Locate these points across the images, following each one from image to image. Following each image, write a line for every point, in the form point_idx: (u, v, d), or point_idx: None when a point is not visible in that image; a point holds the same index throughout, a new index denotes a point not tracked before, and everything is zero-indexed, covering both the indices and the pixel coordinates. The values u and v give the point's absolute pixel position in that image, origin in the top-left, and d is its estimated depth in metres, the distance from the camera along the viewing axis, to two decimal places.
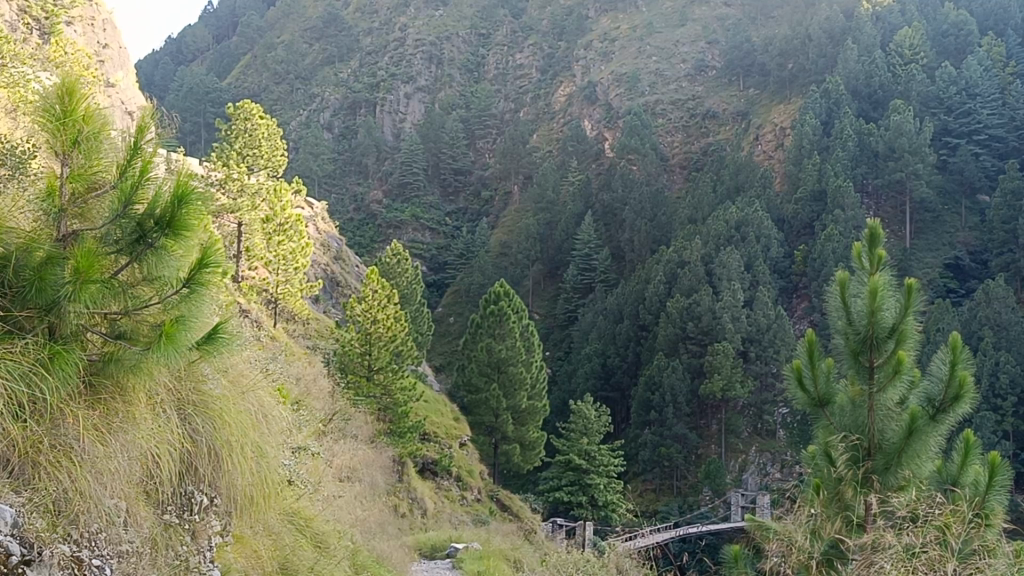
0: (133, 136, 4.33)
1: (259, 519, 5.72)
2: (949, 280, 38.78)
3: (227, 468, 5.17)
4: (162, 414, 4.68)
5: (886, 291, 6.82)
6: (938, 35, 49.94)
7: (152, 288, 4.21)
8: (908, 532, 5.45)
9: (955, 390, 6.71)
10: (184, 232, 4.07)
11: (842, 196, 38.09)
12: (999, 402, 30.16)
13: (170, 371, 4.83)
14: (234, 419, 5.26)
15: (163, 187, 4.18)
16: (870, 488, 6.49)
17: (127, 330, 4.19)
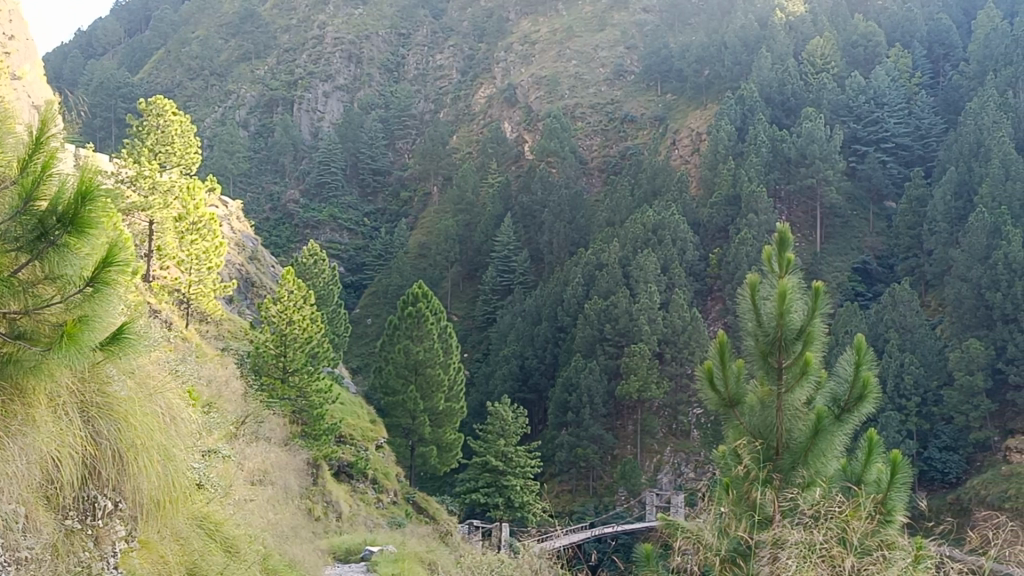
0: (39, 132, 4.44)
1: (167, 524, 5.71)
2: (857, 283, 39.82)
3: (132, 472, 5.27)
4: (64, 416, 4.87)
5: (793, 294, 6.99)
6: (848, 46, 51.26)
7: (55, 287, 4.37)
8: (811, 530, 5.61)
9: (859, 391, 6.92)
10: (85, 230, 4.20)
11: (756, 201, 38.91)
12: (904, 403, 31.13)
13: (74, 373, 4.99)
14: (139, 420, 5.34)
15: (64, 184, 4.32)
16: (775, 486, 6.62)
17: (28, 331, 4.33)
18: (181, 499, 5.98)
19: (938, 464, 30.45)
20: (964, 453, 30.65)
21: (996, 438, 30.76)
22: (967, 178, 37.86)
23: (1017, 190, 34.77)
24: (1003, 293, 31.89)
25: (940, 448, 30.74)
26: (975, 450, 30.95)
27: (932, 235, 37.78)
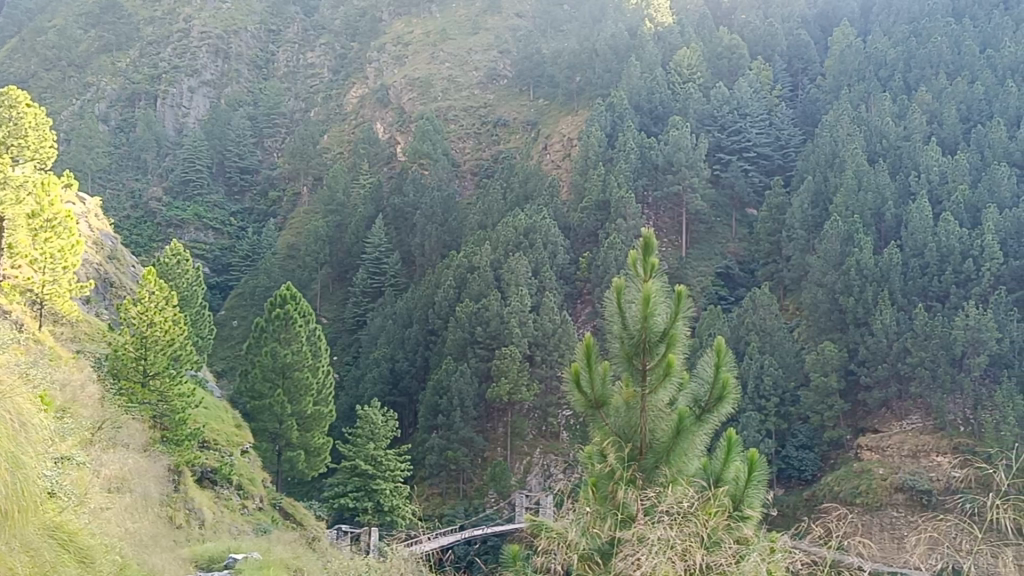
0: None
1: (18, 535, 5.67)
2: (720, 287, 41.02)
3: None
4: None
5: (657, 297, 7.50)
6: (713, 57, 52.76)
7: None
8: (661, 521, 6.07)
9: (717, 391, 7.56)
10: None
11: (624, 206, 39.79)
12: (763, 403, 32.17)
13: None
14: None
15: None
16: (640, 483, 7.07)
17: None
18: (32, 510, 5.84)
19: (794, 462, 31.52)
20: (818, 451, 31.96)
21: (847, 436, 32.25)
22: (823, 188, 39.54)
23: (868, 199, 36.49)
24: (856, 297, 33.44)
25: (795, 447, 31.87)
26: (828, 448, 32.33)
27: (790, 242, 39.30)
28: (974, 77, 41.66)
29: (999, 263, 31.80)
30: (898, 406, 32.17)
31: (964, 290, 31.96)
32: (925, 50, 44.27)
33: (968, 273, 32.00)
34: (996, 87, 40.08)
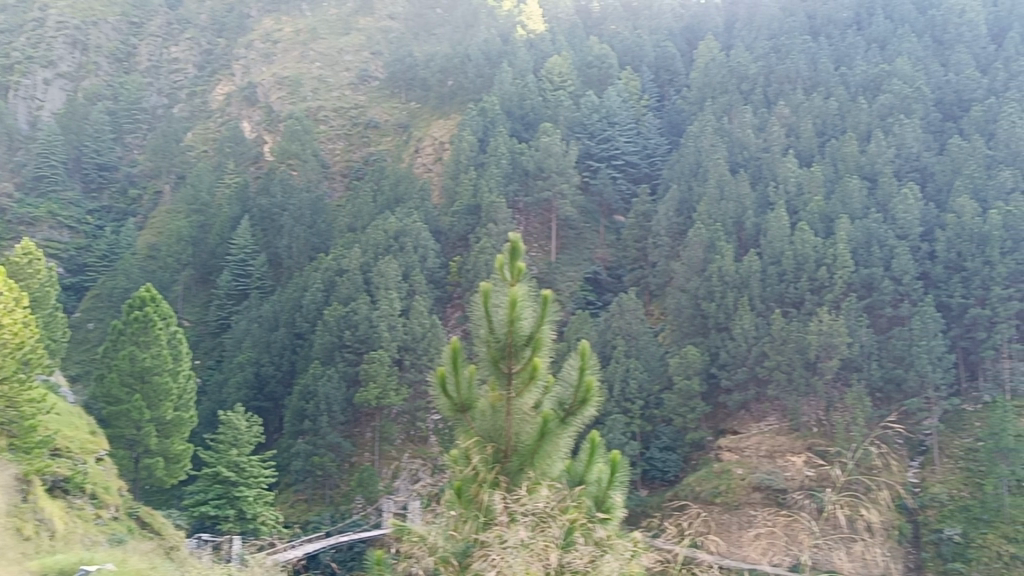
0: None
1: None
2: (588, 292, 41.69)
3: None
4: None
5: (524, 301, 7.64)
6: (583, 66, 53.51)
7: None
8: (514, 523, 6.83)
9: (581, 394, 7.87)
10: None
11: (495, 211, 40.08)
12: (628, 406, 32.68)
13: None
14: None
15: None
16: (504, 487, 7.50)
17: None
18: None
19: (658, 462, 32.18)
20: (681, 453, 32.78)
21: (709, 438, 33.20)
22: (687, 196, 40.65)
23: (729, 209, 37.70)
24: (717, 303, 34.45)
25: (660, 448, 32.56)
26: (691, 449, 33.14)
27: (656, 248, 40.24)
28: (829, 93, 43.57)
29: (850, 271, 33.37)
30: (756, 408, 33.41)
31: (818, 297, 33.41)
32: (784, 67, 46.24)
33: (822, 280, 33.46)
34: (848, 103, 42.06)
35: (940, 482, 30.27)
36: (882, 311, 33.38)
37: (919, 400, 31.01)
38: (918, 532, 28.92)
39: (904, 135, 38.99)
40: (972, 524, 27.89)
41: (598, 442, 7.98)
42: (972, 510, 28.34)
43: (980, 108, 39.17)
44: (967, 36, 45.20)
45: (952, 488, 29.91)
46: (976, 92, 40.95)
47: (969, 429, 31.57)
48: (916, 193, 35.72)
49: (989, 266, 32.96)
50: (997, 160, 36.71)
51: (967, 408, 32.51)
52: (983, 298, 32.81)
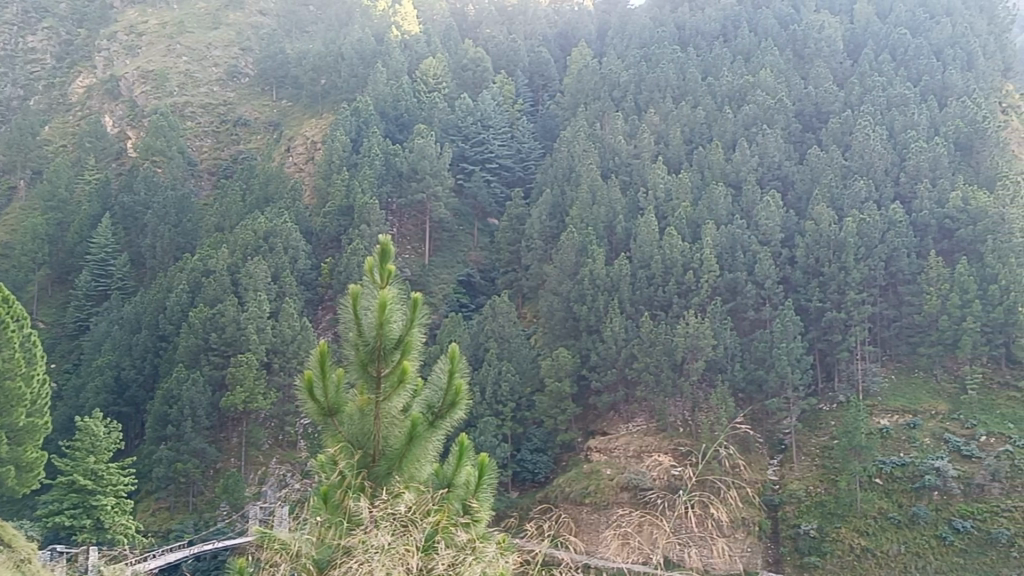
0: None
1: None
2: (461, 295, 41.83)
3: None
4: None
5: (393, 305, 7.89)
6: (458, 69, 53.77)
7: None
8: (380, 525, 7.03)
9: (449, 398, 8.18)
10: None
11: (368, 212, 39.67)
12: (500, 408, 32.76)
13: None
14: None
15: None
16: (372, 492, 7.60)
17: None
18: None
19: (528, 464, 32.70)
20: (551, 454, 33.27)
21: (578, 439, 33.76)
22: (560, 201, 41.17)
23: (601, 213, 38.32)
24: (588, 306, 34.95)
25: (530, 450, 33.03)
26: (561, 450, 33.72)
27: (529, 251, 40.60)
28: (697, 102, 44.83)
29: (715, 276, 34.45)
30: (625, 409, 34.13)
31: (685, 300, 34.36)
32: (654, 75, 47.17)
33: (689, 284, 34.40)
34: (715, 112, 43.39)
35: (796, 480, 31.33)
36: (745, 314, 34.60)
37: (779, 399, 32.27)
38: (777, 528, 30.05)
39: (766, 145, 40.49)
40: (827, 519, 29.52)
41: (466, 444, 8.13)
42: (827, 506, 29.89)
43: (837, 120, 40.99)
44: (825, 51, 47.29)
45: (808, 484, 31.00)
46: (834, 105, 42.93)
47: (824, 429, 33.13)
48: (778, 201, 37.04)
49: (844, 271, 34.34)
50: (852, 170, 38.78)
51: (823, 408, 34.10)
52: (838, 302, 34.30)
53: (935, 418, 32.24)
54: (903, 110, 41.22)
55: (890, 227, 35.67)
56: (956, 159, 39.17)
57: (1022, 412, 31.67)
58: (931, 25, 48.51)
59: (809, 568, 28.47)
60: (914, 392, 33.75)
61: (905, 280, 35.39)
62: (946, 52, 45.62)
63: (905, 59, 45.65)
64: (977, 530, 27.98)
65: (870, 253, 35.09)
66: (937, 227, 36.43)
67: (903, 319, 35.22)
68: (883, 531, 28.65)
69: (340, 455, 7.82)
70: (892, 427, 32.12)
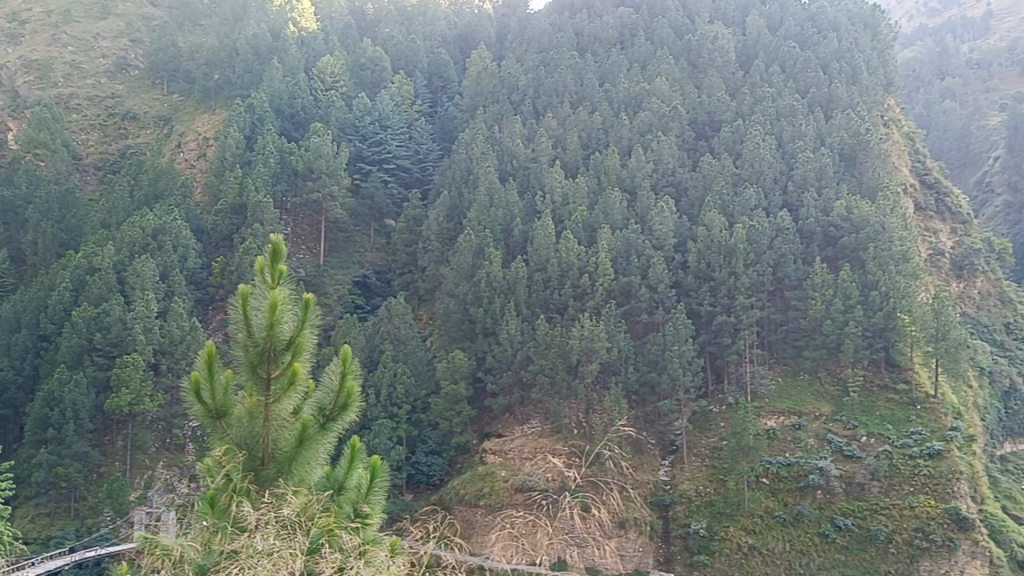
0: None
1: None
2: (357, 296, 41.48)
3: None
4: None
5: (285, 307, 8.26)
6: (356, 68, 53.31)
7: None
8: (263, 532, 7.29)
9: (341, 400, 8.81)
10: None
11: (262, 211, 38.87)
12: (395, 410, 32.57)
13: None
14: None
15: None
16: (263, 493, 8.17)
17: None
18: None
19: (423, 467, 32.50)
20: (446, 456, 33.24)
21: (473, 441, 33.79)
22: (457, 203, 41.12)
23: (498, 216, 38.39)
24: (484, 308, 35.03)
25: (425, 452, 32.90)
26: (456, 452, 33.72)
27: (426, 253, 40.43)
28: (594, 108, 45.37)
29: (610, 279, 34.82)
30: (520, 411, 34.32)
31: (581, 303, 34.69)
32: (552, 80, 47.51)
33: (584, 287, 34.71)
34: (612, 118, 43.96)
35: (687, 480, 31.89)
36: (638, 317, 35.26)
37: (671, 402, 32.88)
38: (668, 528, 30.77)
39: (661, 152, 41.19)
40: (715, 519, 30.21)
41: (362, 450, 9.12)
42: (716, 505, 30.58)
43: (729, 128, 41.99)
44: (718, 61, 48.39)
45: (698, 484, 31.59)
46: (726, 115, 43.99)
47: (714, 430, 33.81)
48: (671, 207, 37.74)
49: (734, 276, 35.09)
50: (742, 178, 39.85)
51: (713, 410, 34.81)
52: (728, 306, 35.09)
53: (818, 419, 33.30)
54: (791, 121, 42.61)
55: (778, 234, 36.80)
56: (840, 169, 40.61)
57: (899, 414, 32.94)
58: (819, 39, 50.10)
59: (698, 567, 29.32)
60: (799, 394, 34.80)
61: (791, 286, 36.51)
62: (832, 66, 47.20)
63: (794, 71, 47.06)
64: (857, 527, 29.20)
65: (759, 258, 36.05)
66: (822, 234, 37.67)
67: (790, 323, 36.28)
68: (768, 529, 29.52)
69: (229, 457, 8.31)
70: (779, 429, 32.98)
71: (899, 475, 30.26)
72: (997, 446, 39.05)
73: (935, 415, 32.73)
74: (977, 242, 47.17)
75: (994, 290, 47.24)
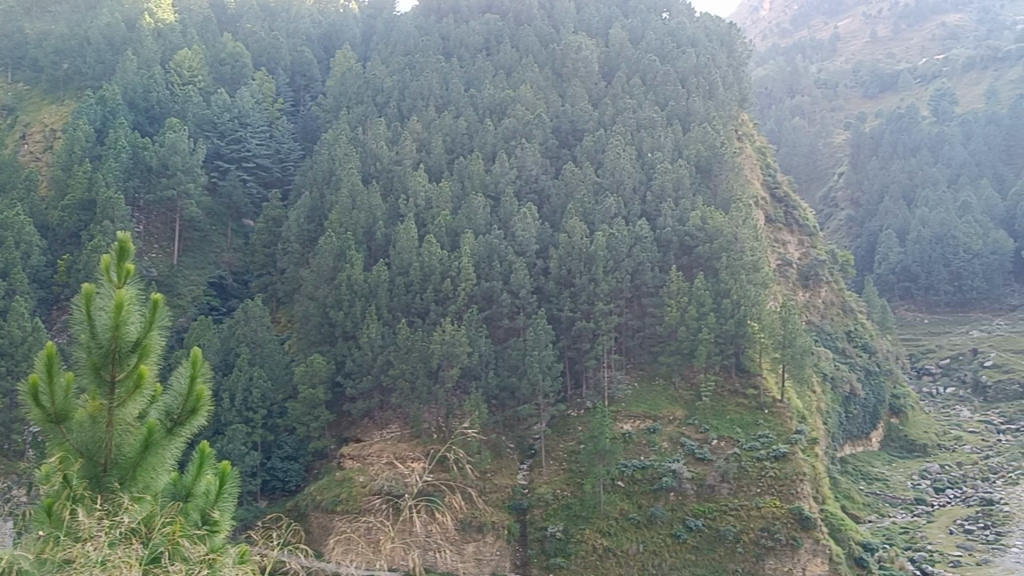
0: None
1: None
2: (212, 298, 40.42)
3: None
4: None
5: (131, 308, 8.33)
6: (215, 63, 52.03)
7: None
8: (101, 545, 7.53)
9: (190, 404, 8.98)
10: None
11: (112, 208, 37.34)
12: (250, 415, 31.81)
13: None
14: None
15: None
16: (103, 500, 8.26)
17: None
18: None
19: (279, 473, 31.97)
20: (303, 462, 32.77)
21: (331, 446, 33.37)
22: (319, 204, 40.54)
23: (360, 218, 37.98)
24: (345, 312, 34.54)
25: (281, 458, 32.30)
26: (313, 458, 33.26)
27: (285, 254, 39.65)
28: (459, 113, 45.52)
29: (472, 284, 34.91)
30: (379, 416, 34.04)
31: (442, 307, 34.68)
32: (417, 83, 47.38)
33: (446, 292, 34.70)
34: (476, 124, 44.18)
35: (545, 483, 32.18)
36: (500, 322, 35.52)
37: (530, 406, 33.23)
38: (525, 532, 30.92)
39: (524, 158, 41.57)
40: (572, 521, 30.65)
41: (207, 458, 9.25)
42: (573, 508, 30.99)
43: (591, 137, 42.75)
44: (581, 71, 49.31)
45: (555, 488, 31.89)
46: (588, 124, 44.75)
47: (572, 434, 34.28)
48: (533, 213, 38.15)
49: (593, 283, 35.65)
50: (603, 187, 40.59)
51: (571, 414, 35.28)
52: (587, 312, 35.60)
53: (672, 423, 34.19)
54: (650, 132, 43.79)
55: (636, 242, 37.67)
56: (696, 180, 41.93)
57: (749, 418, 34.21)
58: (678, 54, 51.50)
59: (554, 569, 29.61)
60: (655, 398, 35.62)
61: (649, 293, 37.45)
62: (690, 80, 48.72)
63: (654, 84, 48.41)
64: (708, 528, 30.15)
65: (618, 265, 36.78)
66: (678, 243, 38.74)
67: (646, 329, 37.16)
68: (623, 531, 30.15)
69: (70, 464, 8.34)
70: (634, 432, 33.61)
71: (748, 476, 31.44)
72: (837, 448, 41.00)
73: (781, 419, 34.24)
74: (821, 254, 49.65)
75: (836, 299, 49.75)
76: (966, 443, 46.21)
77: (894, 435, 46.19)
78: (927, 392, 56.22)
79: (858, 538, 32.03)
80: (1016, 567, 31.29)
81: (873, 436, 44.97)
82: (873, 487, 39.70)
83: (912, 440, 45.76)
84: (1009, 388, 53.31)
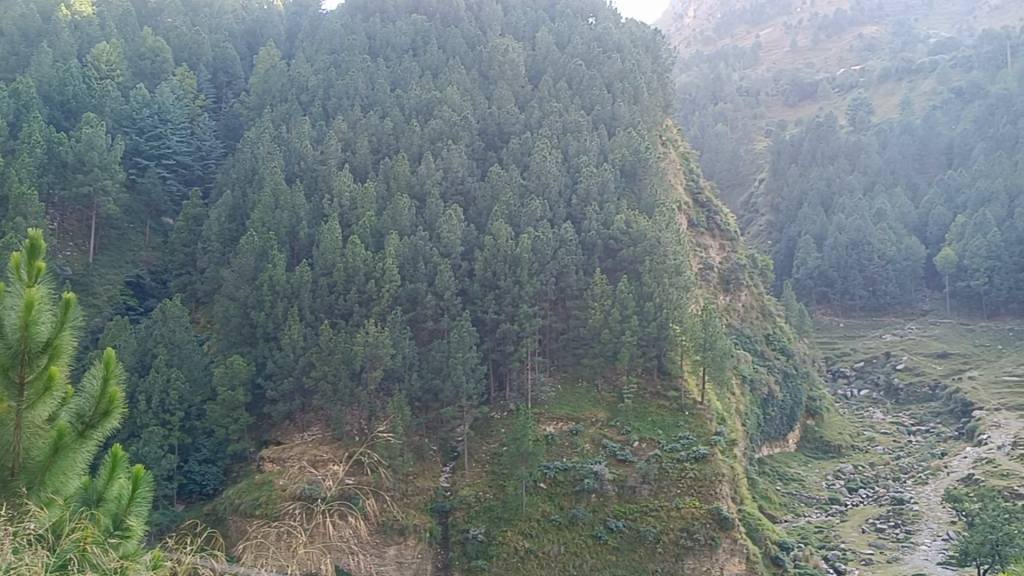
0: None
1: None
2: (129, 297, 39.51)
3: None
4: None
5: (42, 308, 8.09)
6: (135, 58, 50.92)
7: None
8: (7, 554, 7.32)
9: (102, 407, 8.76)
10: None
11: (26, 204, 36.22)
12: (167, 417, 31.22)
13: None
14: None
15: None
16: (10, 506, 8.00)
17: None
18: None
19: (196, 476, 31.52)
20: (222, 465, 32.29)
21: (251, 449, 32.91)
22: (241, 203, 39.91)
23: (283, 218, 37.47)
24: (266, 313, 34.03)
25: (199, 461, 31.79)
26: (232, 461, 32.77)
27: (205, 254, 38.93)
28: (384, 113, 45.27)
29: (395, 285, 34.76)
30: (300, 418, 33.68)
31: (365, 309, 34.48)
32: (343, 82, 46.98)
33: (370, 293, 34.48)
34: (402, 125, 43.97)
35: (468, 485, 32.14)
36: (424, 325, 35.41)
37: (453, 408, 33.20)
38: (447, 534, 30.86)
39: (450, 160, 41.48)
40: (494, 523, 30.65)
41: (120, 461, 9.03)
42: (495, 510, 31.00)
43: (517, 140, 42.88)
44: (508, 74, 49.43)
45: (478, 490, 31.88)
46: (515, 126, 44.87)
47: (495, 436, 34.31)
48: (458, 215, 38.09)
49: (518, 285, 35.74)
50: (528, 190, 40.70)
51: (494, 416, 35.31)
52: (512, 314, 35.64)
53: (594, 425, 34.45)
54: (576, 136, 44.15)
55: (561, 245, 37.91)
56: (620, 185, 42.36)
57: (670, 420, 34.68)
58: (604, 59, 51.95)
59: (476, 571, 29.58)
60: (578, 400, 35.86)
61: (573, 295, 37.74)
62: (616, 85, 49.22)
63: (580, 88, 48.78)
64: (628, 528, 30.45)
65: (543, 268, 36.93)
66: (603, 247, 39.09)
67: (570, 331, 37.37)
68: (545, 533, 30.31)
69: None
70: (557, 434, 33.77)
71: (668, 478, 31.87)
72: (756, 449, 41.75)
73: (701, 421, 34.83)
74: (741, 259, 50.62)
75: (756, 303, 50.75)
76: (878, 443, 47.50)
77: (810, 436, 47.19)
78: (843, 394, 57.59)
79: (775, 537, 32.64)
80: (926, 564, 32.26)
81: (790, 437, 45.88)
82: (790, 487, 40.53)
83: (827, 441, 46.82)
84: (920, 390, 54.98)
